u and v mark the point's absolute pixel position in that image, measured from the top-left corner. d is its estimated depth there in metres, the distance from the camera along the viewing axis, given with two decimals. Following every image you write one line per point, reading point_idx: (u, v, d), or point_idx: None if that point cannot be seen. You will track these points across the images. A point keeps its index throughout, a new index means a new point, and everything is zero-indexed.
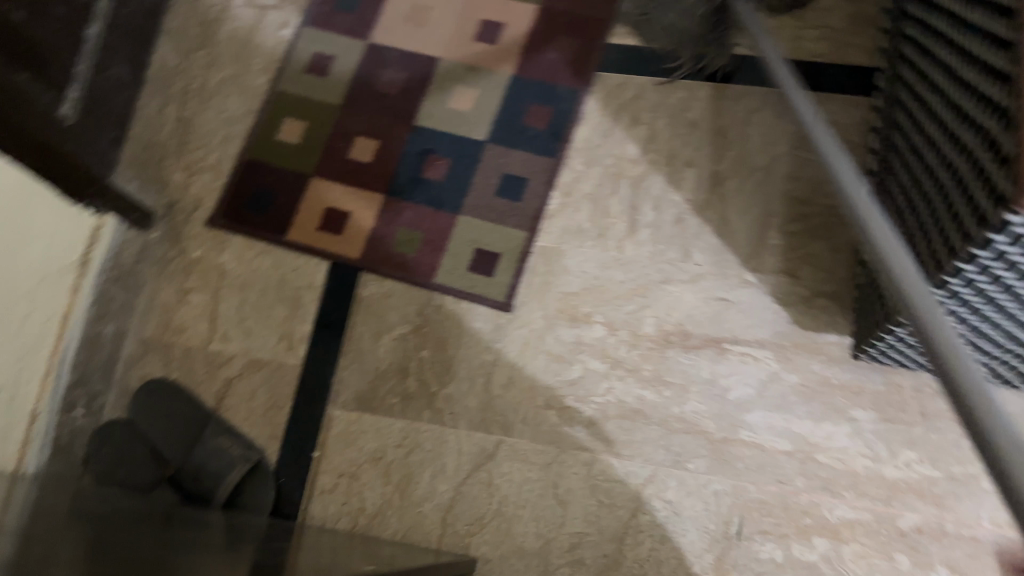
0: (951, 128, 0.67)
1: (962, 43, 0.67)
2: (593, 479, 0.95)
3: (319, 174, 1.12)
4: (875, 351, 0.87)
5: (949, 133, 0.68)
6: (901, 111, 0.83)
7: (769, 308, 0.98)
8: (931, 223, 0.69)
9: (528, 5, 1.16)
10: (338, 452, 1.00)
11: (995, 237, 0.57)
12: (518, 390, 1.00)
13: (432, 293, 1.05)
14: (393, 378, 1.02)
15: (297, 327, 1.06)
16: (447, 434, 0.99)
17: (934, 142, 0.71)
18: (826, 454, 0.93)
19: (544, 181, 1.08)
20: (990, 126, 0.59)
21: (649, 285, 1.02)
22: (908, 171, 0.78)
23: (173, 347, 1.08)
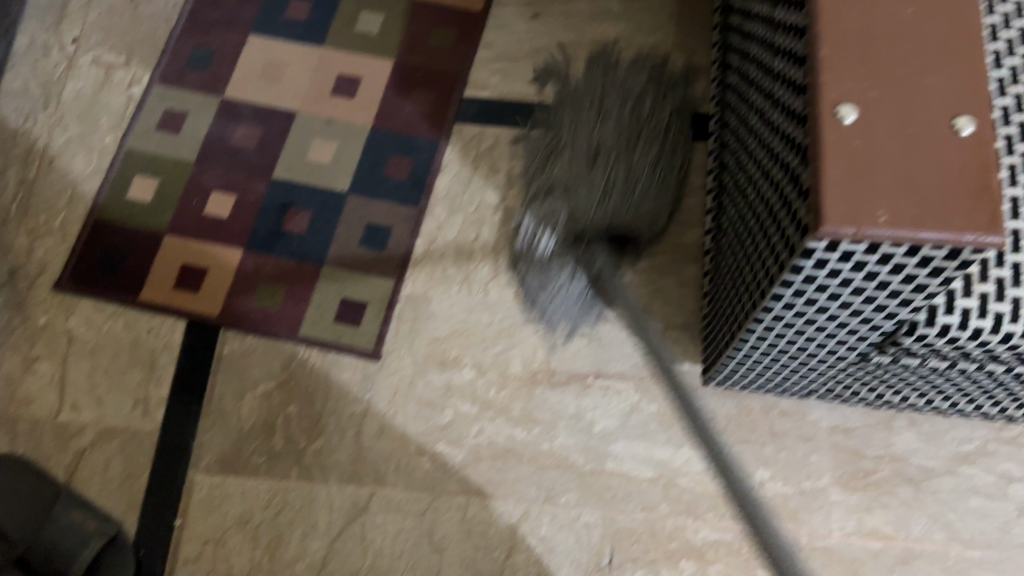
0: (766, 167, 0.73)
1: (770, 90, 0.74)
2: (467, 522, 0.95)
3: (173, 230, 1.09)
4: (723, 377, 0.93)
5: (764, 171, 0.74)
6: (729, 152, 0.89)
7: (626, 342, 1.03)
8: (756, 254, 0.74)
9: (383, 59, 1.19)
10: (202, 518, 0.96)
11: (803, 263, 0.61)
12: (389, 439, 0.99)
13: (297, 346, 1.04)
14: (259, 437, 0.99)
15: (156, 390, 1.02)
16: (317, 490, 0.97)
17: (754, 180, 0.78)
18: (687, 479, 0.97)
19: (408, 229, 1.09)
20: (795, 164, 0.64)
21: (514, 326, 1.04)
22: (737, 208, 0.84)
23: (18, 420, 1.01)
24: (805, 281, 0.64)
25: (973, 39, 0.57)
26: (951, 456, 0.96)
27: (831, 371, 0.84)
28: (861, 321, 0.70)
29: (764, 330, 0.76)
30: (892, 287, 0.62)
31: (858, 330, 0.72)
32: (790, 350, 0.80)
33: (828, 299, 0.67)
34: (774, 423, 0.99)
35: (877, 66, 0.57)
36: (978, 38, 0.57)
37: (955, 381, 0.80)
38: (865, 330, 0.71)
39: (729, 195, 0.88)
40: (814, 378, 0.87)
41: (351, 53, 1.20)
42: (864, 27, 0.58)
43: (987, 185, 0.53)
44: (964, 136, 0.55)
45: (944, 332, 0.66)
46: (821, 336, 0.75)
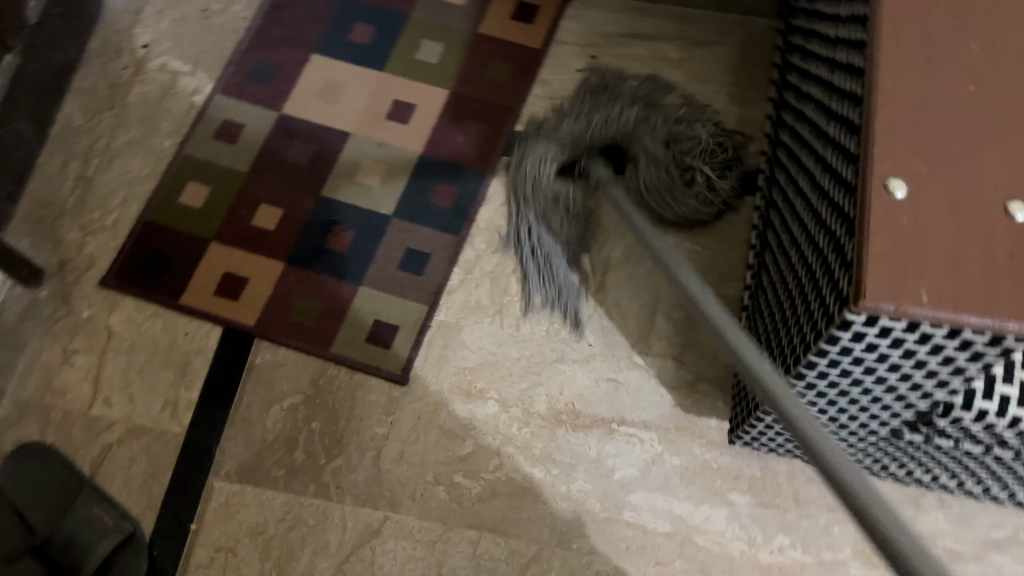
0: (811, 231, 0.72)
1: (822, 155, 0.73)
2: (477, 558, 0.95)
3: (219, 238, 1.12)
4: (749, 436, 0.92)
5: (809, 235, 0.73)
6: (775, 211, 0.89)
7: (655, 390, 1.02)
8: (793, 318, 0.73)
9: (438, 87, 1.21)
10: (217, 525, 0.97)
11: (840, 333, 0.60)
12: (408, 465, 0.99)
13: (327, 363, 1.05)
14: (280, 450, 1.00)
15: (188, 393, 1.04)
16: (332, 509, 0.97)
17: (798, 242, 0.77)
18: (703, 537, 0.95)
19: (447, 257, 1.10)
20: (840, 233, 0.62)
21: (543, 364, 1.04)
22: (778, 268, 0.83)
23: (51, 409, 1.03)
24: (841, 349, 0.63)
25: None
26: (983, 542, 0.93)
27: (863, 443, 0.82)
28: (895, 397, 0.68)
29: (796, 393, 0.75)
30: (931, 367, 0.60)
31: (894, 407, 0.70)
32: (820, 418, 0.79)
33: (864, 372, 0.66)
34: (798, 488, 0.96)
35: (935, 141, 0.55)
36: None
37: (994, 467, 0.78)
38: (899, 407, 0.70)
39: (772, 253, 0.87)
40: (843, 448, 0.85)
41: (408, 79, 1.22)
42: (924, 100, 0.57)
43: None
44: (1018, 222, 0.53)
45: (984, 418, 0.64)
46: (853, 408, 0.73)
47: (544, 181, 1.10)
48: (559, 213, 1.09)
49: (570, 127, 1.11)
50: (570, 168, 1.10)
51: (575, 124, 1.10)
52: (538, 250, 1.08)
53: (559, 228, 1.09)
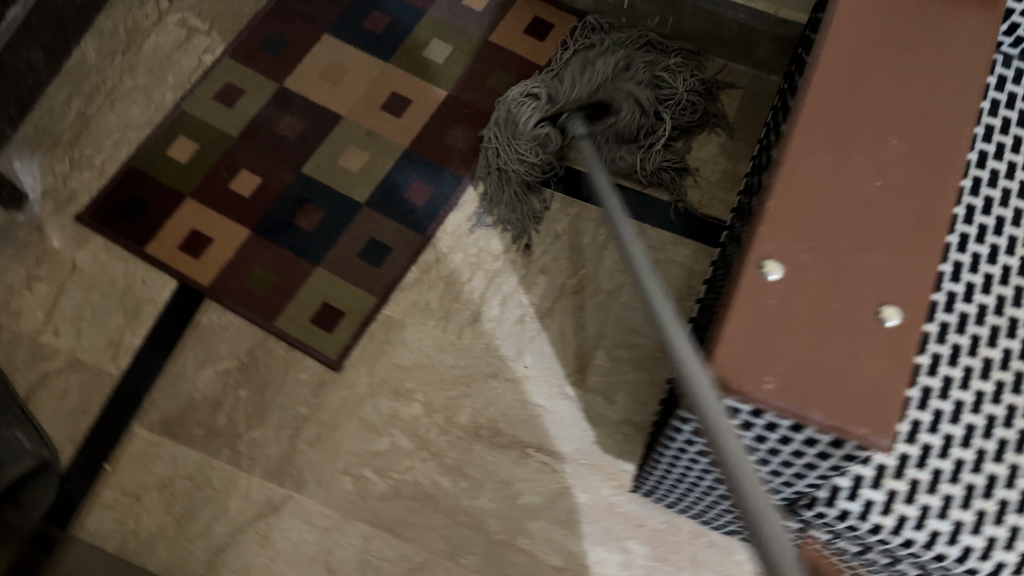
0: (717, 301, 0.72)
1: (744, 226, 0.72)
2: (366, 554, 0.95)
3: (195, 195, 1.15)
4: (647, 489, 0.92)
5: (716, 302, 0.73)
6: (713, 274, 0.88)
7: (578, 423, 1.01)
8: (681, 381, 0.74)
9: (437, 87, 1.22)
10: (129, 470, 1.00)
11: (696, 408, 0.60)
12: (321, 449, 1.01)
13: (269, 335, 1.07)
14: (205, 410, 1.03)
15: (131, 339, 1.07)
16: (240, 477, 0.99)
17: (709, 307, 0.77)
18: None
19: (408, 254, 1.11)
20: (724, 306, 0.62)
21: (475, 376, 1.04)
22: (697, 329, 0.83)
23: (2, 329, 1.07)
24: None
25: (933, 231, 0.54)
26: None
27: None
28: None
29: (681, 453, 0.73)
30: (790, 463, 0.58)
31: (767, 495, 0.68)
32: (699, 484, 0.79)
33: None
34: (697, 550, 0.95)
35: (821, 227, 0.54)
36: (939, 232, 0.54)
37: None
38: None
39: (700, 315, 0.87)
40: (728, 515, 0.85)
41: (411, 74, 1.23)
42: (821, 184, 0.55)
43: (891, 387, 0.50)
44: (886, 328, 0.51)
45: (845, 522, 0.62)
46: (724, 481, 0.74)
47: (562, 73, 1.13)
48: (600, 70, 1.11)
49: (573, 62, 1.13)
50: (589, 68, 1.12)
51: (579, 58, 1.15)
52: (544, 102, 1.10)
53: (574, 78, 1.11)
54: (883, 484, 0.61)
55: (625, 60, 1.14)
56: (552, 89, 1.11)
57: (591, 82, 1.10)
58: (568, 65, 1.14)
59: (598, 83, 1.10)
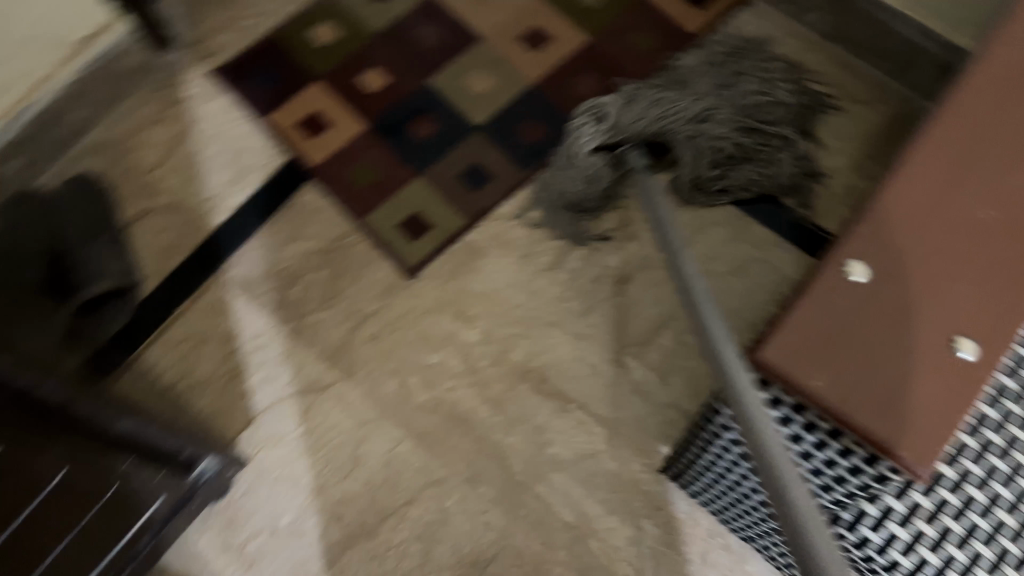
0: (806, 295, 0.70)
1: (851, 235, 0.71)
2: (391, 454, 0.99)
3: (324, 80, 1.18)
4: (678, 471, 0.91)
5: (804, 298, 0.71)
6: None
7: (625, 393, 1.01)
8: None
9: (581, 32, 1.20)
10: (202, 316, 1.06)
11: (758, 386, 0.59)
12: (377, 347, 1.05)
13: (356, 229, 1.10)
14: (282, 281, 1.08)
15: (235, 199, 1.13)
16: (297, 351, 1.05)
17: None
18: (598, 543, 0.94)
19: (507, 186, 1.11)
20: None
21: (539, 320, 1.05)
22: None
23: (124, 158, 1.14)
24: None
25: None
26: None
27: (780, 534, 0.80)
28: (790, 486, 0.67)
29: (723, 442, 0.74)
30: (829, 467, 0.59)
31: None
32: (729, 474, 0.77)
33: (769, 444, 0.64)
34: (710, 549, 0.93)
35: (920, 241, 0.53)
36: None
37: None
38: None
39: None
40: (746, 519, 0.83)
41: (558, 14, 1.22)
42: (935, 196, 0.54)
43: (946, 417, 0.49)
44: (955, 359, 0.50)
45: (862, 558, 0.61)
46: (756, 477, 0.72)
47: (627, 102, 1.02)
48: (673, 106, 1.00)
49: (646, 93, 1.02)
50: (662, 100, 1.01)
51: (649, 92, 1.03)
52: (605, 127, 0.99)
53: (635, 117, 0.99)
54: (936, 522, 0.57)
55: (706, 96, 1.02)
56: (602, 135, 0.99)
57: (662, 115, 0.99)
58: (634, 100, 1.02)
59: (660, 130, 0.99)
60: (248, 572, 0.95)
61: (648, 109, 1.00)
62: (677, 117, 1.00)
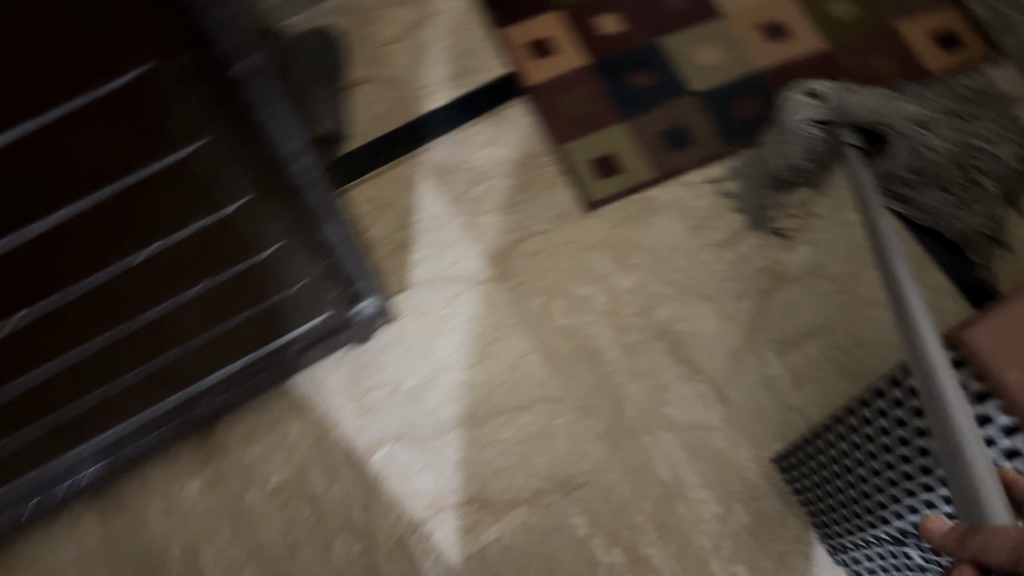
0: None
1: None
2: (518, 361, 1.05)
3: (564, 11, 1.24)
4: (794, 465, 0.91)
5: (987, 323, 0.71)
6: None
7: (756, 382, 1.01)
8: None
9: (818, 39, 1.22)
10: (390, 184, 1.14)
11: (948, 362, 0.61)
12: (536, 262, 1.10)
13: (551, 151, 1.16)
14: (469, 177, 1.15)
15: (449, 92, 1.20)
16: (464, 241, 1.11)
17: None
18: (686, 508, 0.95)
19: (703, 155, 1.14)
20: None
21: (694, 288, 1.07)
22: None
23: (366, 26, 1.24)
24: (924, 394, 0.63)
25: None
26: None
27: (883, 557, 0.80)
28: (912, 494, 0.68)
29: (851, 448, 0.76)
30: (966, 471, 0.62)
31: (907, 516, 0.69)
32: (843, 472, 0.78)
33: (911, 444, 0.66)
34: (792, 553, 0.93)
35: None
36: None
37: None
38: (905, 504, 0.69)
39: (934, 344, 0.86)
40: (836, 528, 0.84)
41: (801, 19, 1.24)
42: None
43: None
44: None
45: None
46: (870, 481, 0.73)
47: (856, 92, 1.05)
48: (901, 109, 1.02)
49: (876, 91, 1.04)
50: (891, 101, 1.03)
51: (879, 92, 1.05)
52: (829, 103, 1.03)
53: (862, 104, 1.01)
54: None
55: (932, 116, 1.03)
56: (822, 108, 1.02)
57: (888, 111, 1.01)
58: (864, 90, 1.04)
59: (881, 123, 1.01)
60: (363, 416, 1.03)
61: (875, 100, 1.02)
62: (900, 119, 1.01)
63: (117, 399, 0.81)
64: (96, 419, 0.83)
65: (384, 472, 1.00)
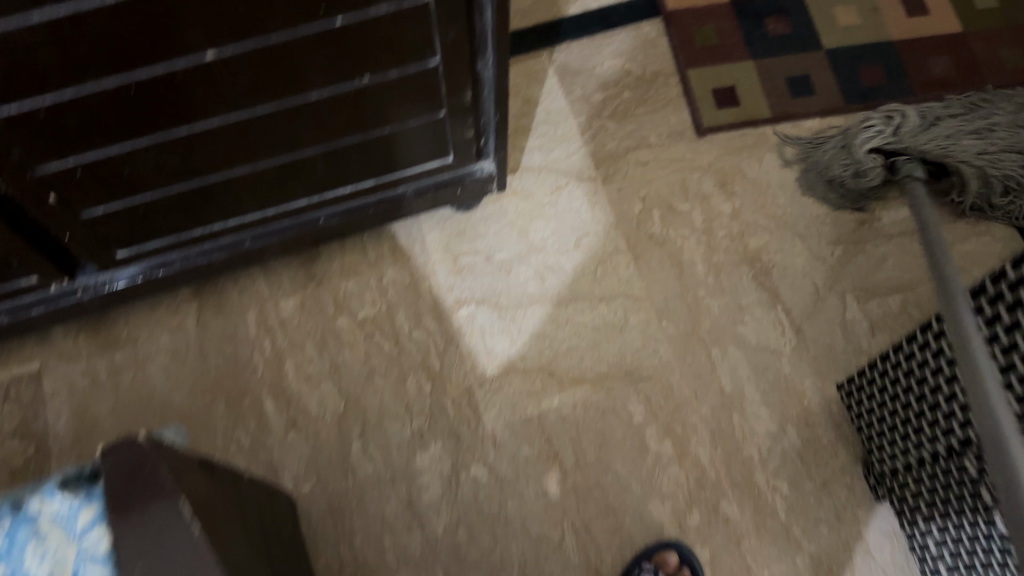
0: None
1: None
2: (607, 256, 1.10)
3: None
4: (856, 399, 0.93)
5: None
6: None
7: (832, 322, 1.04)
8: None
9: (959, 22, 1.23)
10: (519, 75, 1.20)
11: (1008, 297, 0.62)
12: (641, 171, 1.14)
13: (676, 75, 1.20)
14: (594, 83, 1.20)
15: (591, 5, 1.26)
16: (577, 139, 1.16)
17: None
18: (741, 419, 0.99)
19: (822, 106, 1.17)
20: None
21: (789, 226, 1.10)
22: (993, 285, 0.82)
23: None
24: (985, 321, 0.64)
25: None
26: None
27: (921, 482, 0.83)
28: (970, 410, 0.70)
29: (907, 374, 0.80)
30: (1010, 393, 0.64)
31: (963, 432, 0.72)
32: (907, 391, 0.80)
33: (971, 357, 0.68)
34: (835, 482, 0.96)
35: None
36: None
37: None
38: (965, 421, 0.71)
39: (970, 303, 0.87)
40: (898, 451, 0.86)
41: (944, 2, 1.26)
42: None
43: None
44: None
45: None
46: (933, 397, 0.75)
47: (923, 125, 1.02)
48: (971, 143, 0.99)
49: (950, 127, 1.01)
50: (961, 135, 1.00)
51: (956, 125, 1.01)
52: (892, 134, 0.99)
53: (928, 140, 0.98)
54: None
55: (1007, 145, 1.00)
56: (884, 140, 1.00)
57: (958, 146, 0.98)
58: (935, 125, 1.01)
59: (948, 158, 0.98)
60: (454, 275, 1.09)
61: (940, 136, 1.00)
62: (967, 152, 0.99)
63: (242, 183, 0.86)
64: (213, 201, 0.89)
65: (464, 327, 1.06)
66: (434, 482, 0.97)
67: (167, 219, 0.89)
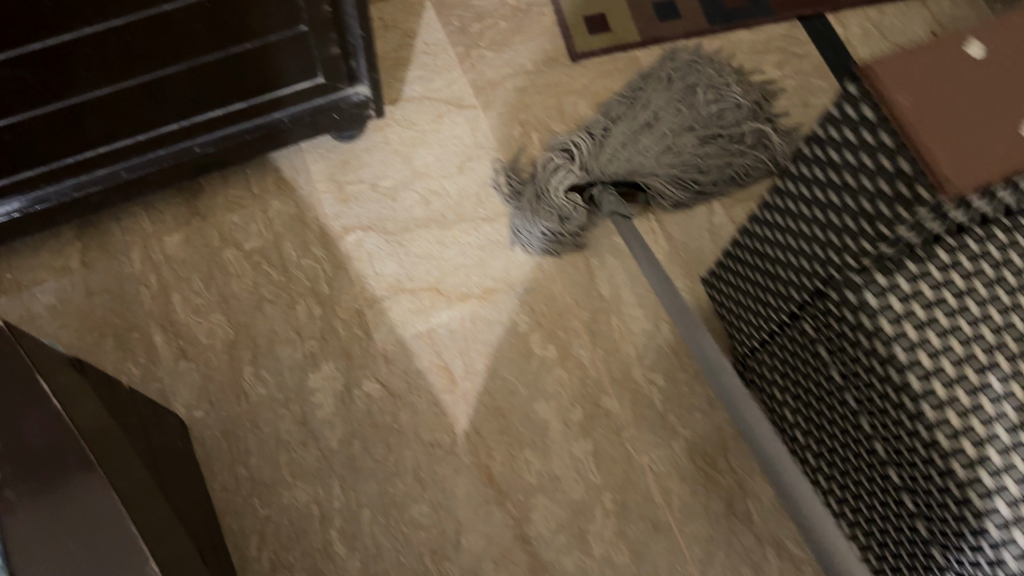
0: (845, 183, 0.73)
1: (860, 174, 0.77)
2: (489, 177, 1.12)
3: None
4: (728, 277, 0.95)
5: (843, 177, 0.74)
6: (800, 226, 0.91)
7: (700, 228, 1.11)
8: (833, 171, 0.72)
9: None
10: (397, 10, 1.23)
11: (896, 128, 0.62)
12: (519, 97, 1.18)
13: (549, 5, 1.24)
14: (470, 15, 1.23)
15: None
16: (455, 69, 1.19)
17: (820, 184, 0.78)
18: (619, 321, 1.04)
19: (688, 28, 1.23)
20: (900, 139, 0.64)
21: None
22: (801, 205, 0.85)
23: None
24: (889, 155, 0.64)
25: None
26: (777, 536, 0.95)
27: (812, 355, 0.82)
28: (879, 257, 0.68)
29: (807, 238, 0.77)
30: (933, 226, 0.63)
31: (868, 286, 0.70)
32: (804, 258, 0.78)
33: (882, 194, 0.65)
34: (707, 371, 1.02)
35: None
36: None
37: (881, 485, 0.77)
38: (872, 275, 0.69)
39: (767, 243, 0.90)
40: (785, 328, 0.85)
41: None
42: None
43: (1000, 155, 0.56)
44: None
45: (950, 359, 0.66)
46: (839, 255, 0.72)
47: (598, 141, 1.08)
48: (660, 160, 1.05)
49: (622, 132, 1.07)
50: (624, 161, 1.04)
51: (630, 128, 1.07)
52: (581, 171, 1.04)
53: (650, 155, 1.05)
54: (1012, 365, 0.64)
55: (665, 163, 1.05)
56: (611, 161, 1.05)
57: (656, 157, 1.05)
58: (611, 141, 1.07)
59: (666, 168, 1.05)
60: (340, 204, 1.10)
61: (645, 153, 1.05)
62: (656, 174, 1.05)
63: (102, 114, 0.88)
64: (71, 131, 0.88)
65: (353, 253, 1.06)
66: (327, 400, 0.99)
67: (30, 150, 0.88)
